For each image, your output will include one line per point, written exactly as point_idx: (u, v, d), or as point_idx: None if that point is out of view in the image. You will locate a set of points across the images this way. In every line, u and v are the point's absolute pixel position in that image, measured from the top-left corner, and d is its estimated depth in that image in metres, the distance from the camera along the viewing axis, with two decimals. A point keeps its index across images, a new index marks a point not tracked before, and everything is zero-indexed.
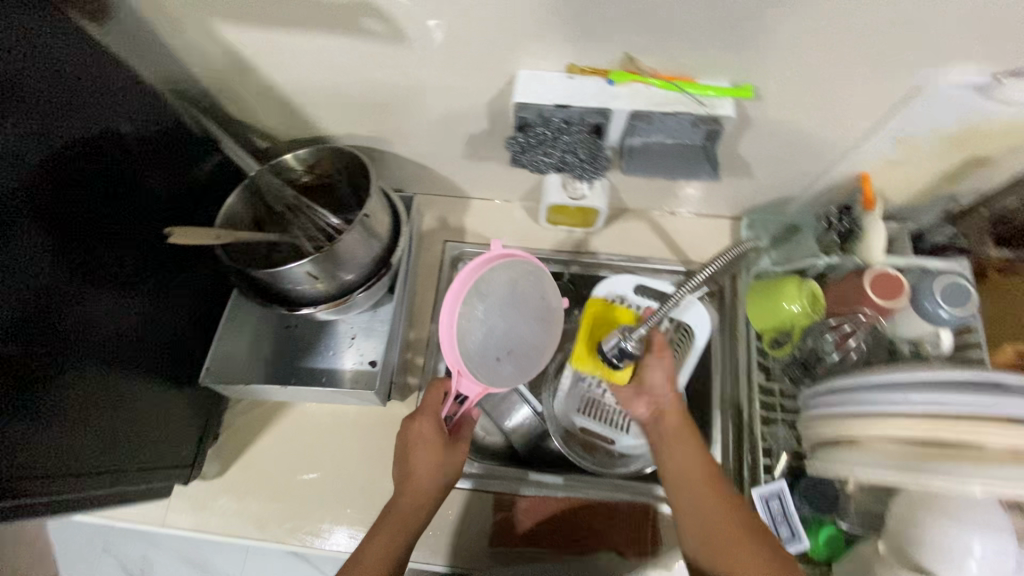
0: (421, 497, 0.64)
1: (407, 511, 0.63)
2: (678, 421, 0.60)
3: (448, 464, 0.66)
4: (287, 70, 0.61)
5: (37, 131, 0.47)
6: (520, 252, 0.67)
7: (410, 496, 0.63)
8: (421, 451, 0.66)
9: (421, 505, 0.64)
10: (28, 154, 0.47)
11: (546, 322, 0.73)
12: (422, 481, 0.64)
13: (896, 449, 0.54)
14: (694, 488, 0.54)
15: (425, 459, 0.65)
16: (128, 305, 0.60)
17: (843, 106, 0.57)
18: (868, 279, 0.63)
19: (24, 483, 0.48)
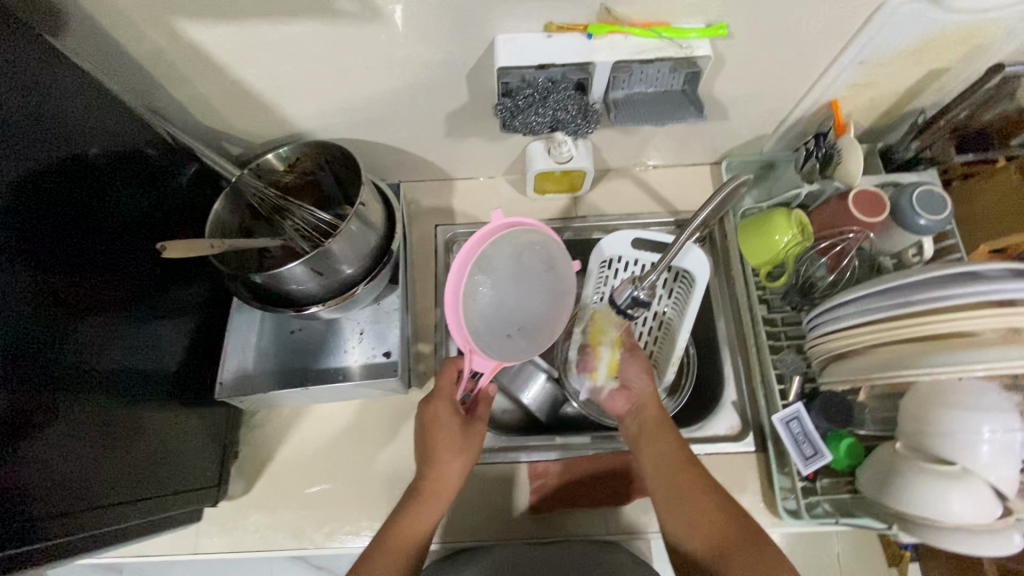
0: (441, 491, 0.63)
1: (424, 510, 0.62)
2: (656, 411, 0.63)
3: (466, 457, 0.65)
4: (259, 66, 0.59)
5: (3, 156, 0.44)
6: (526, 222, 0.66)
7: (435, 483, 0.63)
8: (442, 442, 0.64)
9: (439, 502, 0.63)
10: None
11: (561, 294, 0.72)
12: (442, 475, 0.63)
13: (901, 351, 0.58)
14: (675, 479, 0.57)
15: (442, 453, 0.64)
16: (124, 332, 0.57)
17: (809, 38, 0.59)
18: (851, 199, 0.66)
19: (48, 523, 0.46)
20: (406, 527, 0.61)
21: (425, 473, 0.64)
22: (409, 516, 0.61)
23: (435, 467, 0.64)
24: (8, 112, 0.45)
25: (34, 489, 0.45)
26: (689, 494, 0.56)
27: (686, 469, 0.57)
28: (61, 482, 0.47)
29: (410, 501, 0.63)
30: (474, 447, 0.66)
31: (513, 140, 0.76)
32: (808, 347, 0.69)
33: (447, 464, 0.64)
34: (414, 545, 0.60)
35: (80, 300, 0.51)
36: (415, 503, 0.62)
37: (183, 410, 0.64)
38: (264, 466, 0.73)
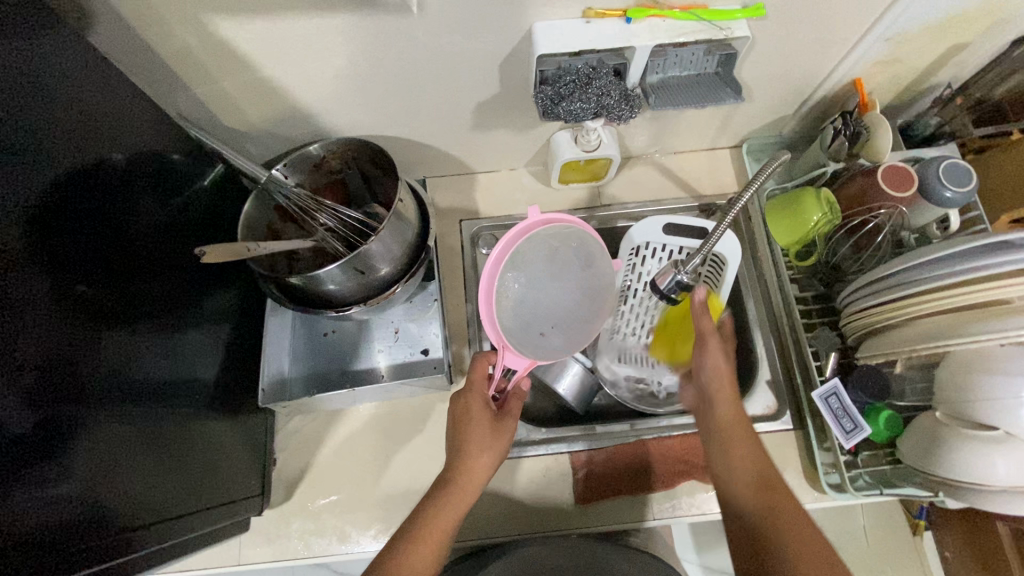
0: (470, 487, 0.60)
1: (454, 503, 0.58)
2: (729, 407, 0.59)
3: (497, 453, 0.63)
4: (288, 60, 0.58)
5: (27, 163, 0.42)
6: (564, 217, 0.64)
7: (464, 476, 0.60)
8: (474, 434, 0.62)
9: (468, 497, 0.60)
10: (24, 187, 0.41)
11: (599, 290, 0.70)
12: (473, 467, 0.61)
13: (942, 321, 0.58)
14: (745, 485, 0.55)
15: (474, 447, 0.62)
16: (153, 344, 0.54)
17: (840, 17, 0.60)
18: (880, 176, 0.67)
19: (101, 546, 0.44)
20: (438, 518, 0.57)
21: (456, 466, 0.61)
22: (440, 509, 0.57)
23: (468, 460, 0.61)
24: (34, 117, 0.43)
25: (77, 514, 0.42)
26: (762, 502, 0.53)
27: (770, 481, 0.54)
28: (106, 506, 0.45)
29: (441, 494, 0.59)
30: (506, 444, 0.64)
31: (538, 130, 0.76)
32: (841, 322, 0.70)
33: (481, 458, 0.61)
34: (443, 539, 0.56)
35: (114, 312, 0.49)
36: (444, 496, 0.59)
37: (220, 421, 0.62)
38: (304, 471, 0.72)
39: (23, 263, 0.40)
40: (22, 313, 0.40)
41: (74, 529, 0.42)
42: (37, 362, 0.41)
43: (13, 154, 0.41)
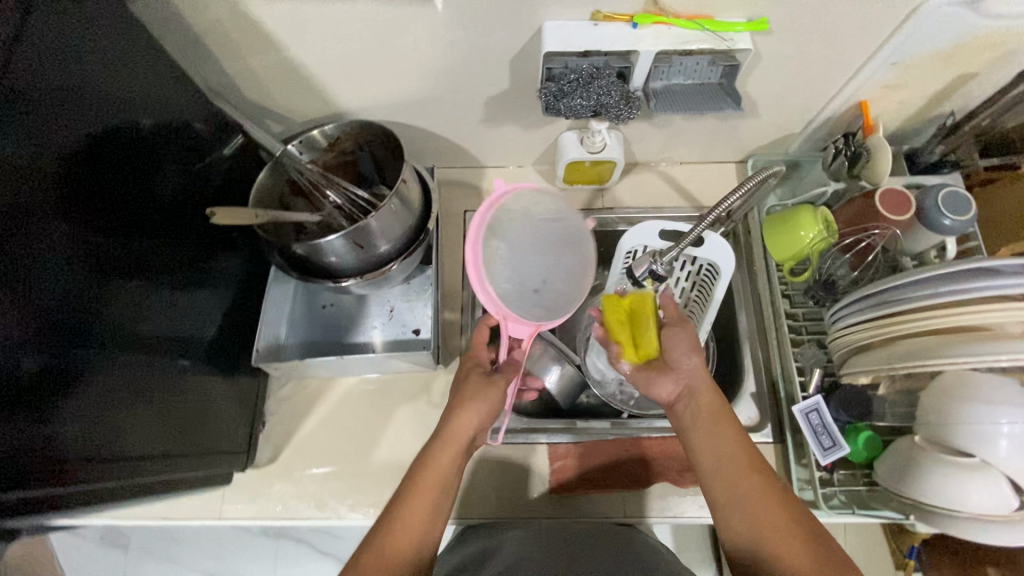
0: (456, 449, 0.56)
1: (438, 472, 0.54)
2: (711, 398, 0.57)
3: (487, 411, 0.59)
4: (311, 41, 0.62)
5: (60, 119, 0.45)
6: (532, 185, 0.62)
7: (447, 438, 0.56)
8: (463, 395, 0.60)
9: (456, 462, 0.56)
10: (57, 142, 0.45)
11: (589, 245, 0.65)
12: (456, 429, 0.57)
13: (921, 343, 0.58)
14: (734, 477, 0.53)
15: (459, 408, 0.58)
16: (161, 297, 0.57)
17: (845, 39, 0.61)
18: (877, 198, 0.68)
19: (78, 471, 0.47)
20: (421, 495, 0.52)
21: (441, 432, 0.57)
22: (424, 483, 0.53)
23: (453, 423, 0.57)
24: (71, 82, 0.46)
25: (65, 450, 0.45)
26: (757, 493, 0.52)
27: (756, 467, 0.53)
28: (93, 442, 0.48)
29: (424, 464, 0.55)
30: (499, 403, 0.60)
31: (546, 129, 0.78)
32: (829, 341, 0.70)
33: (466, 417, 0.57)
34: (428, 523, 0.52)
35: (125, 262, 0.52)
36: (432, 454, 0.55)
37: (219, 376, 0.66)
38: (290, 436, 0.75)
39: (51, 215, 0.44)
40: (41, 255, 0.43)
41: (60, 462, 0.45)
42: (54, 301, 0.44)
43: (50, 109, 0.44)
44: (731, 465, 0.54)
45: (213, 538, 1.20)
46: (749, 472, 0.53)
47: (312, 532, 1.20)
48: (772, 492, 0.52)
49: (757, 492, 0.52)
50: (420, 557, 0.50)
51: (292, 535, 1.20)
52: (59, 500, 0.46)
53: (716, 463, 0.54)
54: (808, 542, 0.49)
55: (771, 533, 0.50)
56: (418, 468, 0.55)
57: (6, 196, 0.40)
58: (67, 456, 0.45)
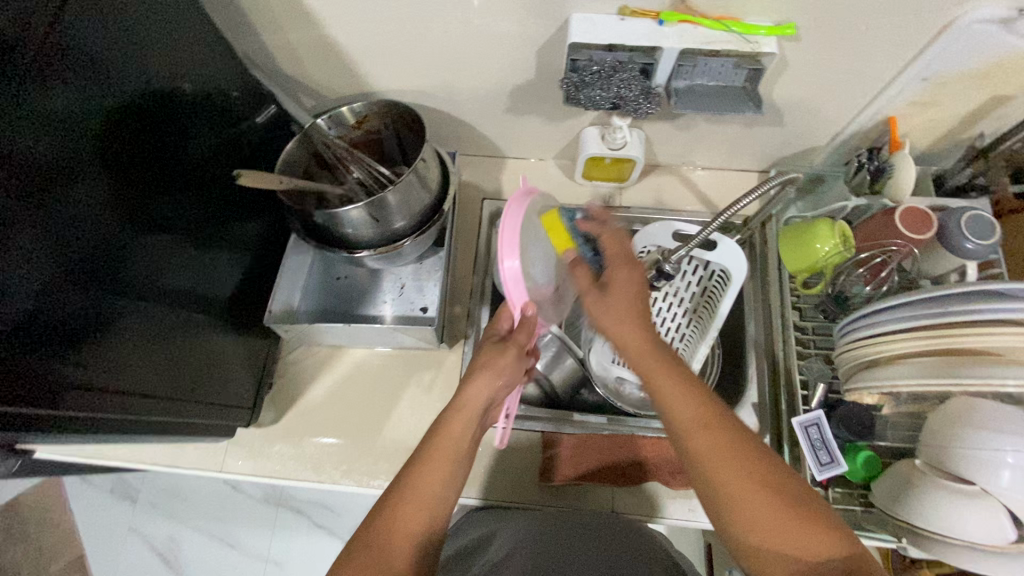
0: (469, 419, 0.56)
1: (450, 441, 0.53)
2: (653, 348, 0.51)
3: (499, 379, 0.58)
4: (348, 19, 0.64)
5: (103, 75, 0.48)
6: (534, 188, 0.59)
7: (458, 408, 0.56)
8: (477, 362, 0.59)
9: (467, 430, 0.55)
10: (99, 97, 0.48)
11: None
12: (468, 397, 0.56)
13: (927, 363, 0.57)
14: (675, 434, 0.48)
15: (475, 377, 0.58)
16: (184, 252, 0.60)
17: (875, 51, 0.61)
18: (897, 214, 0.67)
19: (96, 405, 0.49)
20: (432, 465, 0.51)
21: (453, 402, 0.56)
22: (437, 453, 0.52)
23: (466, 392, 0.57)
24: (119, 43, 0.49)
25: (81, 386, 0.47)
26: (722, 458, 0.45)
27: (714, 423, 0.46)
28: (106, 378, 0.50)
29: (436, 436, 0.54)
30: (510, 371, 0.60)
31: (569, 123, 0.79)
32: (835, 356, 0.69)
33: (481, 386, 0.57)
34: (440, 496, 0.51)
35: (154, 216, 0.55)
36: (442, 424, 0.55)
37: (233, 334, 0.69)
38: (295, 399, 0.77)
39: (88, 164, 0.47)
40: (76, 201, 0.46)
41: (77, 398, 0.47)
42: (85, 246, 0.47)
43: (96, 67, 0.47)
44: (688, 425, 0.47)
45: (216, 500, 1.24)
46: (710, 428, 0.46)
47: (310, 505, 1.23)
48: (737, 453, 0.45)
49: (720, 457, 0.45)
50: (430, 533, 0.49)
51: (291, 505, 1.23)
52: (72, 425, 0.48)
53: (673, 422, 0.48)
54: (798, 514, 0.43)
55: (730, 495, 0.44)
56: (429, 438, 0.54)
57: (53, 146, 0.44)
58: (83, 388, 0.48)
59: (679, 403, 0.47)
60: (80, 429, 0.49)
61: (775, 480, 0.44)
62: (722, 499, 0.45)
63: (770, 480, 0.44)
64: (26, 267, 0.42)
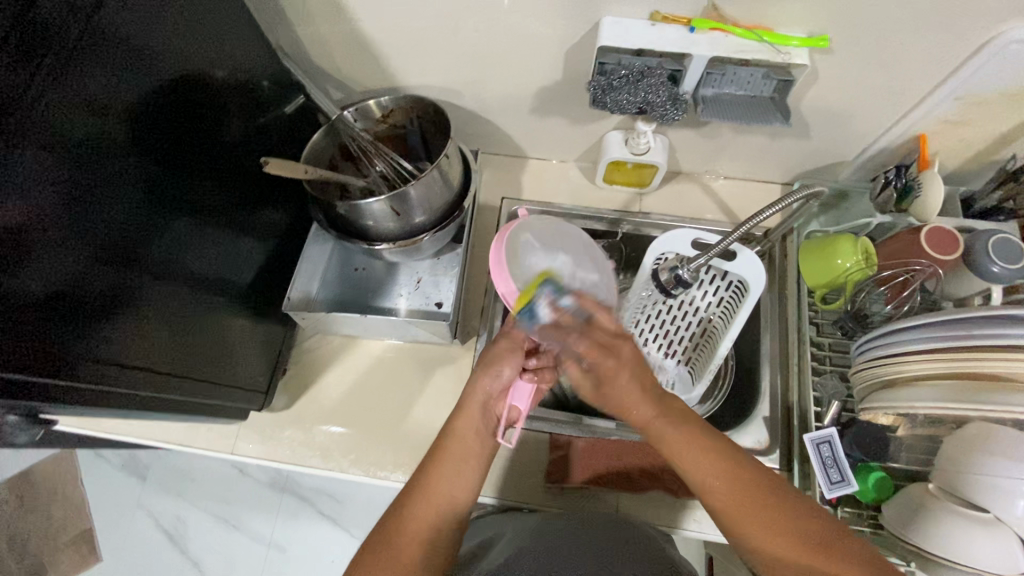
0: (479, 419, 0.56)
1: (458, 441, 0.55)
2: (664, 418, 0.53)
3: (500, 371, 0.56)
4: (380, 14, 0.65)
5: (142, 59, 0.49)
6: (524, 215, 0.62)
7: (463, 411, 0.56)
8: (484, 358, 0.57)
9: (476, 428, 0.56)
10: (137, 80, 0.49)
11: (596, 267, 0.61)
12: (471, 395, 0.56)
13: (946, 387, 0.56)
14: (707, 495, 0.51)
15: (473, 373, 0.57)
16: (209, 237, 0.61)
17: (908, 67, 0.60)
18: (925, 234, 0.66)
19: (118, 381, 0.50)
20: (441, 466, 0.54)
21: (457, 402, 0.57)
22: (444, 455, 0.54)
23: (469, 391, 0.57)
24: (159, 29, 0.51)
25: (105, 363, 0.49)
26: (750, 513, 0.48)
27: (742, 483, 0.50)
28: (130, 359, 0.51)
29: (446, 439, 0.55)
30: (510, 359, 0.56)
31: (592, 126, 0.79)
32: (851, 373, 0.68)
33: (480, 385, 0.56)
34: (452, 495, 0.53)
35: (182, 199, 0.56)
36: (451, 426, 0.56)
37: (252, 318, 0.71)
38: (307, 386, 0.78)
39: (124, 146, 0.48)
40: (110, 181, 0.47)
41: (101, 375, 0.48)
42: (117, 226, 0.48)
43: (135, 50, 0.48)
44: (722, 492, 0.50)
45: (222, 482, 1.26)
46: (726, 483, 0.50)
47: (315, 493, 1.24)
48: (762, 503, 0.49)
49: (749, 514, 0.48)
50: (437, 530, 0.52)
51: (296, 492, 1.25)
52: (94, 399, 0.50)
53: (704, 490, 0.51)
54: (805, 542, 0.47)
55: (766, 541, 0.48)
56: (441, 438, 0.56)
57: (93, 130, 0.45)
58: (107, 363, 0.49)
59: (709, 471, 0.50)
60: (100, 403, 0.51)
61: (788, 515, 0.48)
62: (758, 555, 0.48)
63: (782, 518, 0.48)
64: (61, 244, 0.43)
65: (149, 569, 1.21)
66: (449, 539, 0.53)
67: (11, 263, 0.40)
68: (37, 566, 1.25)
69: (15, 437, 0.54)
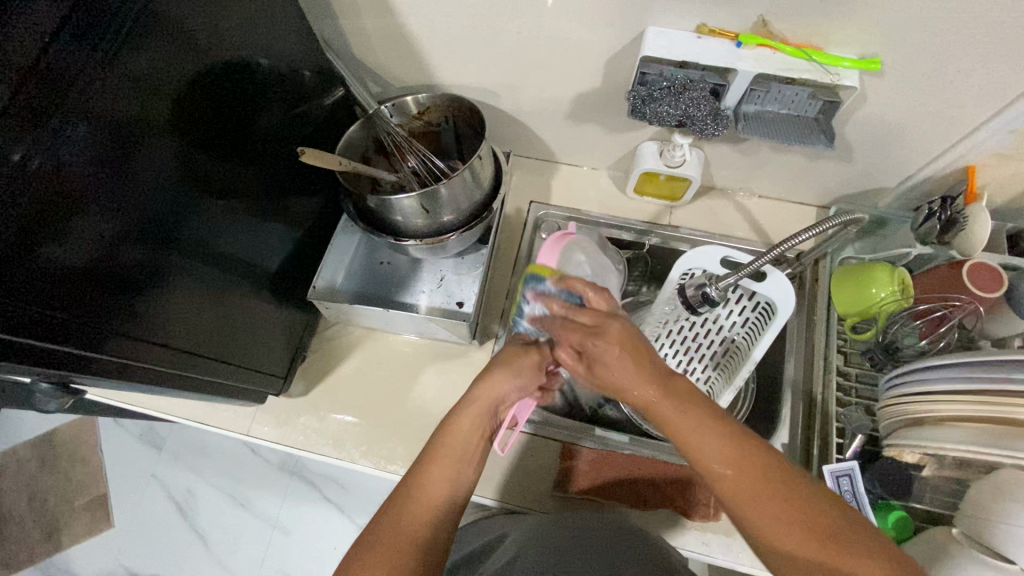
0: (480, 417, 0.55)
1: (457, 440, 0.53)
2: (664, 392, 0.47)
3: (517, 380, 0.58)
4: (424, 13, 0.65)
5: (189, 42, 0.50)
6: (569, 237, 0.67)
7: (470, 407, 0.55)
8: (501, 363, 0.60)
9: (477, 426, 0.55)
10: (181, 63, 0.49)
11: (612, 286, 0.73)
12: (483, 392, 0.56)
13: (979, 429, 0.54)
14: (738, 485, 0.41)
15: (491, 375, 0.58)
16: (236, 218, 0.61)
17: (963, 95, 0.58)
18: (964, 271, 0.65)
19: (136, 354, 0.50)
20: (436, 466, 0.51)
21: (464, 397, 0.56)
22: (443, 452, 0.52)
23: (480, 389, 0.57)
24: (205, 14, 0.51)
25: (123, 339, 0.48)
26: (768, 502, 0.40)
27: (753, 468, 0.41)
28: (146, 335, 0.51)
29: (441, 434, 0.53)
30: (531, 375, 0.60)
31: (628, 135, 0.78)
32: (879, 407, 0.66)
33: (495, 384, 0.57)
34: (450, 496, 0.50)
35: (214, 181, 0.56)
36: (448, 423, 0.54)
37: (275, 305, 0.71)
38: (324, 375, 0.79)
39: (161, 123, 0.48)
40: (143, 158, 0.47)
41: (118, 351, 0.48)
42: (145, 202, 0.48)
43: (186, 36, 0.49)
44: (726, 476, 0.42)
45: (233, 460, 1.28)
46: (738, 463, 0.42)
47: (322, 479, 1.26)
48: (774, 484, 0.40)
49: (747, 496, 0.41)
50: (432, 536, 0.48)
51: (304, 476, 1.26)
52: (114, 368, 0.50)
53: (713, 476, 0.43)
54: (813, 535, 0.38)
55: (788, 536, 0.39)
56: (438, 436, 0.54)
57: (128, 104, 0.45)
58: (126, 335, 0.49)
59: (710, 445, 0.43)
60: (118, 374, 0.51)
61: (800, 494, 0.40)
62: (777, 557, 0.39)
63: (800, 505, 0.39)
64: (93, 215, 0.44)
65: (158, 538, 1.24)
66: (445, 541, 0.49)
67: (42, 234, 0.40)
68: (53, 525, 1.29)
69: (46, 404, 0.56)
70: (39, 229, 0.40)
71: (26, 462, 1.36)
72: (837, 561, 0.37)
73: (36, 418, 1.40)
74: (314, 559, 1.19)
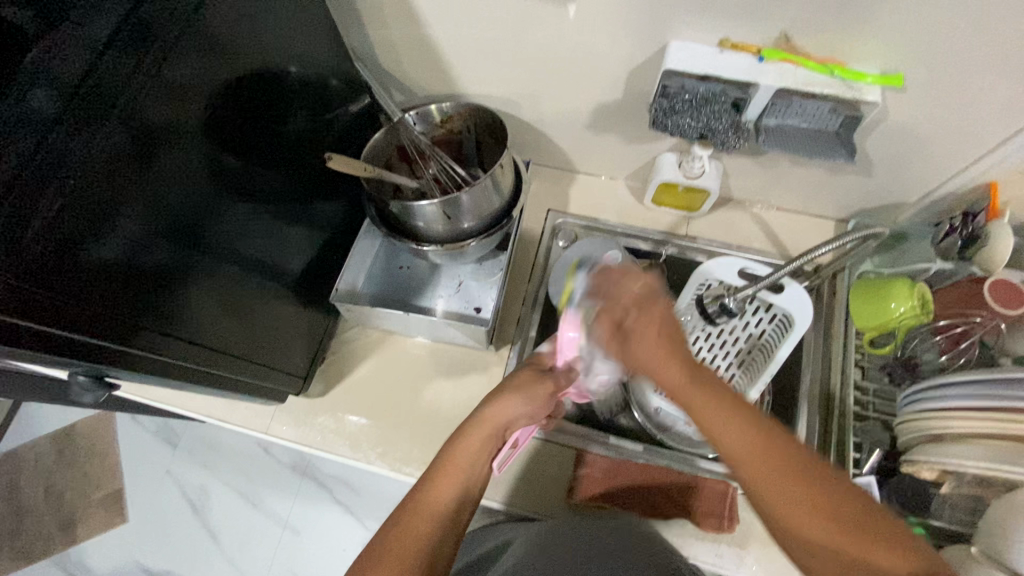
0: (489, 434, 0.55)
1: (465, 456, 0.53)
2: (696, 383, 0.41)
3: (529, 406, 0.58)
4: (450, 24, 0.67)
5: (222, 53, 0.51)
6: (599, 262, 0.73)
7: (480, 424, 0.55)
8: (511, 384, 0.59)
9: (486, 444, 0.55)
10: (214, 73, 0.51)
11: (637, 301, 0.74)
12: (492, 412, 0.56)
13: (998, 446, 0.54)
14: (769, 479, 0.39)
15: (499, 398, 0.57)
16: (261, 222, 0.62)
17: (984, 111, 0.58)
18: (986, 284, 0.65)
19: (162, 354, 0.52)
20: (442, 478, 0.51)
21: (472, 416, 0.56)
22: (450, 467, 0.52)
23: (488, 411, 0.56)
24: (238, 23, 0.53)
25: (152, 341, 0.50)
26: (797, 498, 0.38)
27: (780, 454, 0.39)
28: (175, 337, 0.53)
29: (449, 449, 0.54)
30: (542, 403, 0.59)
31: (647, 146, 0.79)
32: (896, 424, 0.65)
33: (504, 407, 0.56)
34: (455, 509, 0.51)
35: (239, 186, 0.58)
36: (457, 437, 0.55)
37: (297, 305, 0.73)
38: (342, 376, 0.80)
39: (192, 132, 0.50)
40: (173, 166, 0.49)
41: (147, 351, 0.50)
42: (174, 207, 0.50)
43: (220, 46, 0.51)
44: (756, 467, 0.39)
45: (246, 459, 1.30)
46: (762, 455, 0.39)
47: (333, 481, 1.27)
48: (803, 481, 0.38)
49: (782, 492, 0.38)
50: (435, 547, 0.48)
51: (315, 478, 1.27)
52: (140, 366, 0.52)
53: (736, 465, 0.40)
54: (849, 528, 0.37)
55: (808, 529, 0.38)
56: (446, 449, 0.54)
57: (162, 114, 0.47)
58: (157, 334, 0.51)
59: (746, 442, 0.39)
60: (145, 371, 0.53)
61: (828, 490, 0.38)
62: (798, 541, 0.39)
63: (827, 504, 0.38)
64: (126, 220, 0.45)
65: (170, 534, 1.26)
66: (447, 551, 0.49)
67: (79, 236, 0.42)
68: (69, 519, 1.31)
69: (80, 397, 0.57)
70: (80, 232, 0.42)
71: (46, 456, 1.39)
72: (868, 552, 0.37)
73: (57, 413, 1.43)
74: (323, 561, 1.20)
